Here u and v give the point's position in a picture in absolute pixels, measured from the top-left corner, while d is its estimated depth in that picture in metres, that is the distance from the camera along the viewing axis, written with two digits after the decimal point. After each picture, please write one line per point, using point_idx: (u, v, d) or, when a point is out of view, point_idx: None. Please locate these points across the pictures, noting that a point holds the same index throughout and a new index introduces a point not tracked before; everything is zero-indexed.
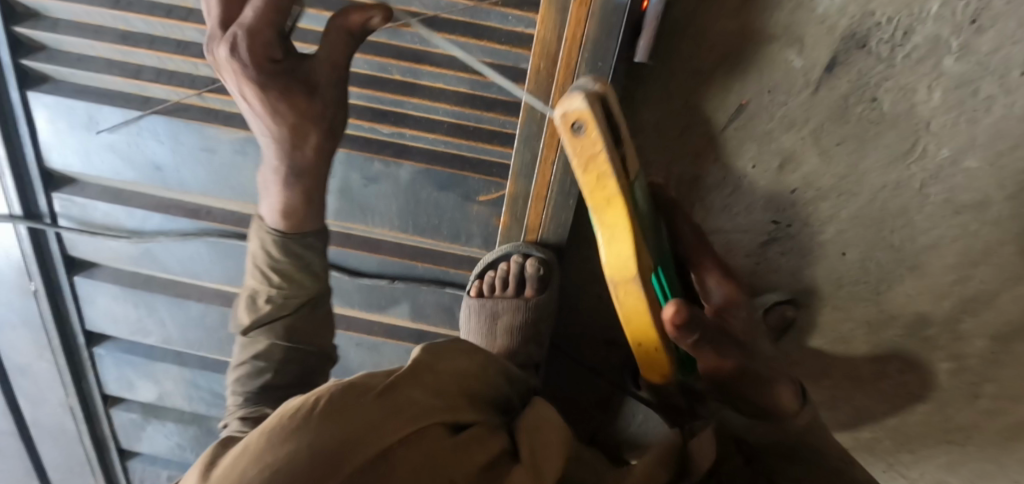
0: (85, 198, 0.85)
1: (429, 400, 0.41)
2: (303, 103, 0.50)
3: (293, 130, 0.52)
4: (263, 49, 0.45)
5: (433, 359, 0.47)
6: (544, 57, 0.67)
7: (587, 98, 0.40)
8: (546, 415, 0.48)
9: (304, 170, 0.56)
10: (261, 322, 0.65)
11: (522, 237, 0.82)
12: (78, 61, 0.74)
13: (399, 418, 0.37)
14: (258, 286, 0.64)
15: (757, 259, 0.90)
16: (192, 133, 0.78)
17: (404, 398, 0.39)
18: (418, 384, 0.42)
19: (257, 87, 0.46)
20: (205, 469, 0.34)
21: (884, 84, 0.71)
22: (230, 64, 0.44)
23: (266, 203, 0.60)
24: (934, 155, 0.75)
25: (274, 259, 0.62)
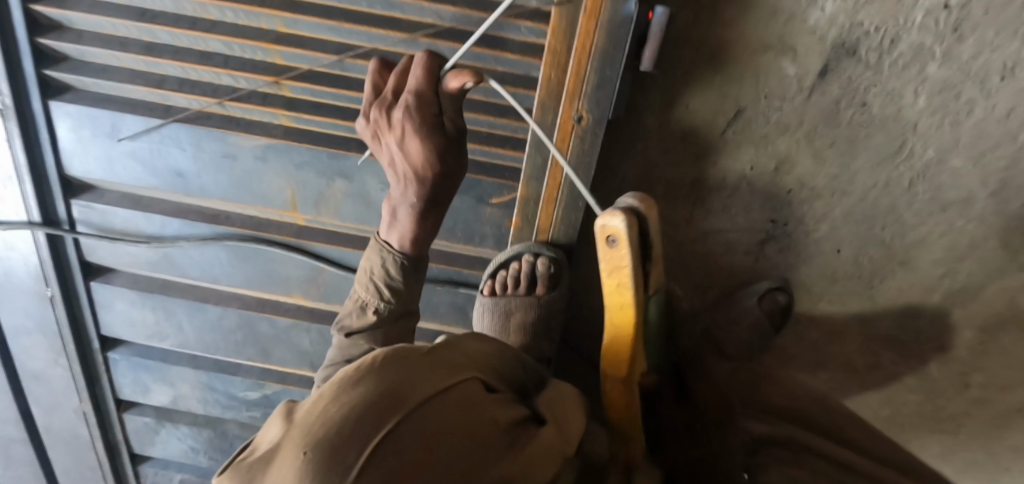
0: (104, 204, 0.87)
1: (465, 365, 0.44)
2: (440, 142, 0.63)
3: (428, 172, 0.65)
4: (424, 106, 0.59)
5: (457, 338, 0.50)
6: (555, 66, 0.70)
7: (626, 218, 0.45)
8: (567, 393, 0.51)
9: (432, 200, 0.68)
10: (365, 330, 0.78)
11: (534, 237, 0.84)
12: (101, 71, 0.76)
13: (448, 370, 0.39)
14: (370, 298, 0.77)
15: (756, 257, 0.93)
16: (214, 140, 0.80)
17: (445, 358, 0.42)
18: (453, 352, 0.45)
19: (416, 135, 0.61)
20: (284, 415, 0.34)
21: (872, 89, 0.76)
22: (401, 119, 0.60)
23: (394, 231, 0.74)
24: (922, 155, 0.80)
25: (393, 281, 0.76)
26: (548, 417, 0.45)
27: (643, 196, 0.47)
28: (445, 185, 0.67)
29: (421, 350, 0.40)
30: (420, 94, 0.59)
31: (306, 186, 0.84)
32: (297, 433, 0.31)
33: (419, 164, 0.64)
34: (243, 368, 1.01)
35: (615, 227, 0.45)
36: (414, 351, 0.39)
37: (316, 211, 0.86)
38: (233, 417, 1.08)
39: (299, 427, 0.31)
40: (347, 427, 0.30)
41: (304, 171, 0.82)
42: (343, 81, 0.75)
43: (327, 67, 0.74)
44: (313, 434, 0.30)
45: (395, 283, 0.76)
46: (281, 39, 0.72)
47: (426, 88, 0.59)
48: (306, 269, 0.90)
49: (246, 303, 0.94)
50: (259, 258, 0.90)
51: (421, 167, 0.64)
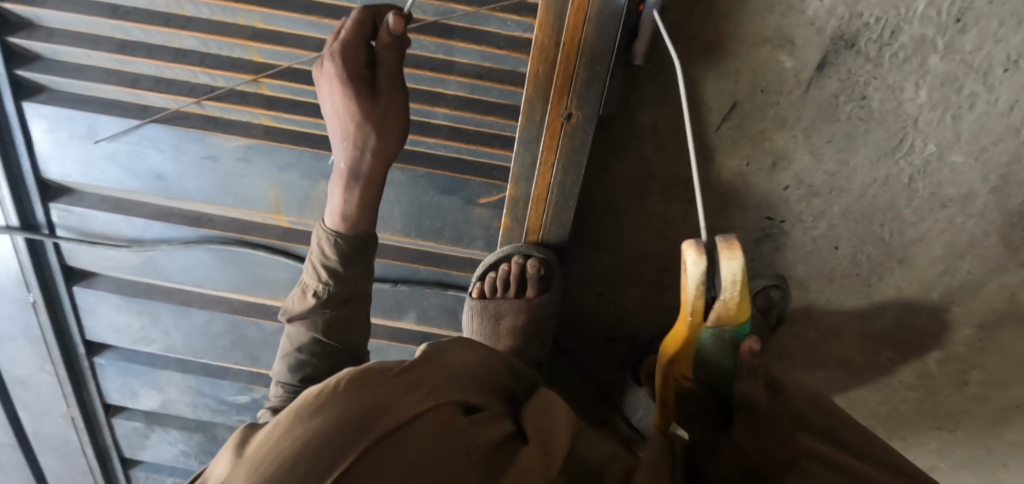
0: (84, 208, 0.84)
1: (441, 383, 0.42)
2: (365, 103, 0.58)
3: (355, 132, 0.60)
4: (351, 57, 0.55)
5: (439, 350, 0.48)
6: (543, 61, 0.68)
7: (692, 257, 0.53)
8: (556, 400, 0.49)
9: (361, 174, 0.65)
10: (305, 315, 0.73)
11: (523, 237, 0.82)
12: (74, 71, 0.74)
13: (417, 395, 0.38)
14: (310, 280, 0.72)
15: (752, 255, 0.91)
16: (194, 141, 0.78)
17: (418, 378, 0.40)
18: (429, 369, 0.43)
19: (339, 86, 0.56)
20: (238, 447, 0.34)
21: (872, 83, 0.73)
22: (329, 66, 0.55)
23: (330, 204, 0.70)
24: (921, 151, 0.78)
25: (331, 261, 0.71)
26: (533, 433, 0.43)
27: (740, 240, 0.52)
28: (378, 153, 0.63)
29: (389, 373, 0.39)
30: (344, 47, 0.54)
31: (290, 188, 0.81)
32: (245, 469, 0.31)
33: (345, 121, 0.60)
34: (231, 372, 1.00)
35: (724, 266, 0.52)
36: (380, 378, 0.38)
37: (301, 214, 0.84)
38: (223, 421, 1.06)
39: (248, 464, 0.31)
40: (296, 469, 0.30)
41: (288, 173, 0.80)
42: None
43: (307, 64, 0.72)
44: (260, 473, 0.30)
45: (332, 264, 0.71)
46: (259, 35, 0.69)
47: (353, 41, 0.55)
48: (292, 272, 0.88)
49: (233, 307, 0.93)
50: (244, 261, 0.88)
51: (344, 117, 0.59)
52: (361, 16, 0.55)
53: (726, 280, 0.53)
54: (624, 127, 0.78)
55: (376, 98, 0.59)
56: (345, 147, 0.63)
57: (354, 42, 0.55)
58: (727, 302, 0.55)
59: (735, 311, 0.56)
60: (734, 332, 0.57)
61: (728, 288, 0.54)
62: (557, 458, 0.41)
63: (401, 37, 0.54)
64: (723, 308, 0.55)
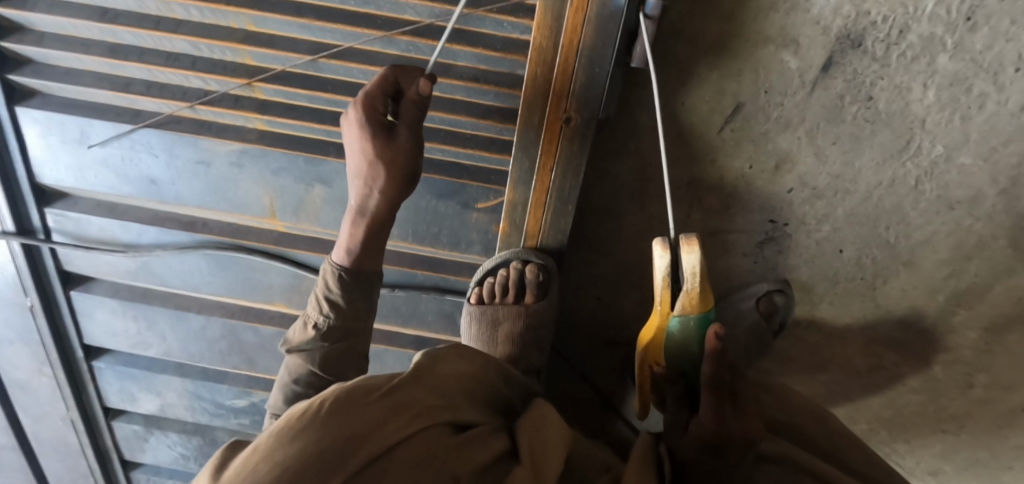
0: (78, 213, 0.84)
1: (429, 402, 0.42)
2: (381, 145, 0.64)
3: (367, 170, 0.67)
4: (373, 106, 0.62)
5: (432, 362, 0.47)
6: (541, 64, 0.66)
7: (658, 247, 0.55)
8: (548, 414, 0.49)
9: (369, 212, 0.71)
10: (304, 346, 0.76)
11: (522, 243, 0.81)
12: (65, 75, 0.73)
13: (402, 419, 0.37)
14: (312, 312, 0.76)
15: (755, 258, 0.90)
16: (187, 145, 0.77)
17: (405, 397, 0.40)
18: (419, 386, 0.43)
19: (360, 128, 0.63)
20: (215, 471, 0.34)
21: (879, 83, 0.72)
22: (355, 111, 0.63)
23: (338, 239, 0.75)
24: (929, 153, 0.76)
25: (333, 293, 0.75)
26: (524, 453, 0.42)
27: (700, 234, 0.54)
28: (385, 194, 0.69)
29: (374, 392, 0.38)
30: (367, 98, 0.61)
31: (285, 193, 0.80)
32: None
33: (359, 159, 0.66)
34: (230, 376, 0.99)
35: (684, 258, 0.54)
36: (365, 399, 0.37)
37: (296, 219, 0.83)
38: (223, 424, 1.06)
39: None
40: None
41: (282, 178, 0.79)
42: (318, 82, 0.72)
43: (300, 67, 0.71)
44: None
45: (334, 297, 0.75)
46: (250, 38, 0.68)
47: (375, 93, 0.62)
48: (289, 277, 0.88)
49: (230, 312, 0.92)
50: (240, 266, 0.87)
51: (361, 156, 0.66)
52: (387, 74, 0.62)
53: (687, 273, 0.55)
54: (624, 129, 0.76)
55: (390, 142, 0.65)
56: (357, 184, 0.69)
57: (376, 95, 0.62)
58: (689, 294, 0.56)
59: (696, 303, 0.56)
60: (699, 324, 0.57)
61: (690, 280, 0.55)
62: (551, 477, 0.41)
63: (426, 97, 0.62)
64: (686, 301, 0.56)
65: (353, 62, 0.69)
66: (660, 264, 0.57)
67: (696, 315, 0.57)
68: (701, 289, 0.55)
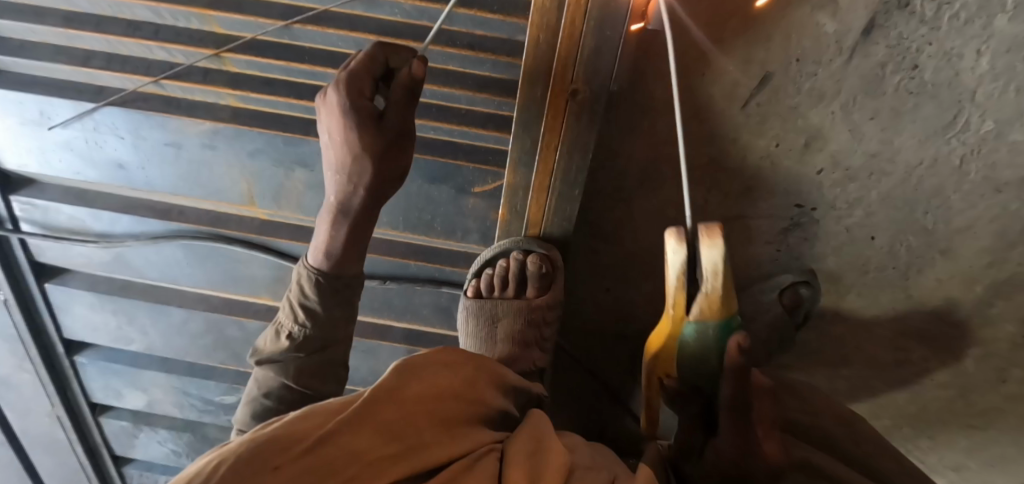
0: (46, 201, 0.77)
1: (376, 449, 0.35)
2: (367, 136, 0.56)
3: (351, 165, 0.60)
4: (359, 90, 0.53)
5: (400, 382, 0.41)
6: (544, 29, 0.57)
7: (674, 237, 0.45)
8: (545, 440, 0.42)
9: (350, 210, 0.65)
10: (276, 359, 0.69)
11: (523, 231, 0.76)
12: (18, 48, 0.66)
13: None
14: (286, 321, 0.70)
15: (778, 247, 0.81)
16: (155, 126, 0.70)
17: (338, 451, 0.33)
18: (370, 424, 0.36)
19: (341, 113, 0.54)
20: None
21: (926, 49, 0.63)
22: (333, 96, 0.53)
23: (314, 242, 0.69)
24: (975, 129, 0.67)
25: (310, 300, 0.69)
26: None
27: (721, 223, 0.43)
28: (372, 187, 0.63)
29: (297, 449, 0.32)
30: (353, 86, 0.53)
31: (263, 178, 0.74)
32: None
33: (341, 151, 0.59)
34: (218, 371, 0.95)
35: (704, 256, 0.43)
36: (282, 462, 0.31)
37: (277, 205, 0.77)
38: (213, 421, 1.01)
39: None
40: None
41: (259, 160, 0.72)
42: (294, 53, 0.65)
43: (274, 35, 0.63)
44: None
45: (311, 304, 0.69)
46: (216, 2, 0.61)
47: (360, 77, 0.53)
48: (271, 268, 0.82)
49: (213, 305, 0.86)
50: (221, 257, 0.81)
51: (344, 146, 0.58)
52: (373, 53, 0.53)
53: (704, 270, 0.43)
54: (635, 104, 0.69)
55: (380, 132, 0.57)
56: (337, 178, 0.62)
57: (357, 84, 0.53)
58: (707, 297, 0.45)
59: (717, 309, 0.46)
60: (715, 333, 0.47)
61: (710, 280, 0.44)
62: None
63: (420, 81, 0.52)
64: (703, 305, 0.46)
65: (332, 28, 0.62)
66: (675, 258, 0.46)
67: (717, 323, 0.47)
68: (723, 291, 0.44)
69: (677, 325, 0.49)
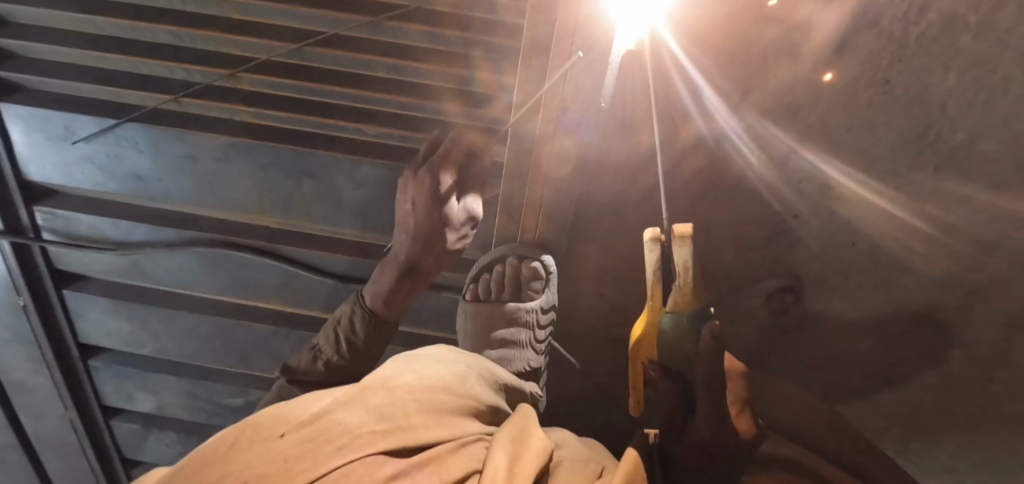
0: (67, 211, 0.82)
1: (368, 425, 0.36)
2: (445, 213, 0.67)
3: (426, 236, 0.68)
4: (445, 177, 0.64)
5: (390, 374, 0.42)
6: (536, 48, 0.60)
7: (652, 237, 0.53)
8: (530, 436, 0.43)
9: (413, 266, 0.71)
10: (306, 379, 0.73)
11: (519, 237, 0.83)
12: (48, 68, 0.70)
13: (316, 453, 0.32)
14: (325, 348, 0.73)
15: (763, 252, 0.85)
16: (172, 140, 0.75)
17: (333, 424, 0.35)
18: (359, 405, 0.37)
19: (430, 196, 0.64)
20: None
21: (896, 66, 0.66)
22: (427, 179, 0.63)
23: (372, 285, 0.73)
24: (948, 140, 0.66)
25: (357, 336, 0.73)
26: (504, 463, 0.37)
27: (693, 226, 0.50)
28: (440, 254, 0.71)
29: (295, 421, 0.35)
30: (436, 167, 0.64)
31: (272, 189, 0.78)
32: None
33: (421, 224, 0.67)
34: (226, 374, 0.98)
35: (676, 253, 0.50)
36: (282, 431, 0.33)
37: (286, 215, 0.81)
38: (220, 423, 1.05)
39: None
40: None
41: (269, 173, 0.77)
42: (307, 73, 0.70)
43: (286, 57, 0.68)
44: None
45: (357, 338, 0.73)
46: (233, 26, 0.66)
47: (445, 168, 0.64)
48: (280, 275, 0.86)
49: (223, 309, 0.91)
50: (232, 264, 0.86)
51: (424, 219, 0.66)
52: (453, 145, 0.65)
53: (676, 266, 0.51)
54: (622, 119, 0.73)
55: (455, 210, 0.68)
56: (412, 243, 0.69)
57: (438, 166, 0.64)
58: (681, 288, 0.51)
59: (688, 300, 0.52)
60: (692, 321, 0.51)
61: (681, 275, 0.51)
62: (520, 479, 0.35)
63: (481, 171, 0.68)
64: (677, 298, 0.52)
65: (339, 49, 0.67)
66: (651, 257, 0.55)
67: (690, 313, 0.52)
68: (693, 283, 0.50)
69: (654, 315, 0.55)
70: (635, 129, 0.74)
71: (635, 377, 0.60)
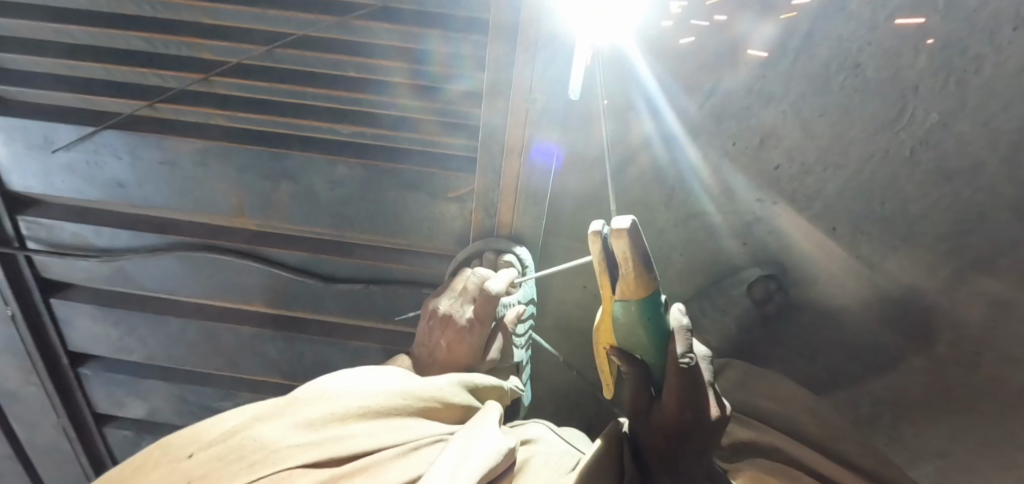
0: (50, 220, 0.82)
1: (290, 439, 0.38)
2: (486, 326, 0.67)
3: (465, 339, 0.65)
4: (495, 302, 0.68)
5: (332, 385, 0.45)
6: (501, 44, 0.61)
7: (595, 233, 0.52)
8: (487, 432, 0.44)
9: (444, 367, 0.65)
10: None
11: (495, 231, 0.81)
12: (25, 79, 0.71)
13: (224, 472, 0.35)
14: None
15: (744, 241, 0.84)
16: (150, 147, 0.75)
17: (249, 441, 0.38)
18: (284, 420, 0.40)
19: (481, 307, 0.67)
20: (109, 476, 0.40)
21: (866, 49, 0.65)
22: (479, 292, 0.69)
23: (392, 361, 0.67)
24: (924, 122, 0.66)
25: None
26: (454, 461, 0.39)
27: (634, 220, 0.47)
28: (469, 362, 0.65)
29: (207, 441, 0.38)
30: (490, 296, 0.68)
31: (251, 191, 0.79)
32: None
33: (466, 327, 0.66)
34: (216, 379, 0.99)
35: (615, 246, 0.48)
36: (187, 452, 0.37)
37: (265, 217, 0.82)
38: None
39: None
40: None
41: (246, 176, 0.78)
42: (275, 75, 0.70)
43: (257, 59, 0.69)
44: None
45: None
46: (204, 32, 0.67)
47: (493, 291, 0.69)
48: (262, 276, 0.87)
49: (209, 314, 0.91)
50: (214, 267, 0.86)
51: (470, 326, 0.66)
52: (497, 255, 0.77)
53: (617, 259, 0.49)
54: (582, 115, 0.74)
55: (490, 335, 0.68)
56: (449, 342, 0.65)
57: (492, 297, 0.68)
58: (625, 278, 0.50)
59: (637, 288, 0.50)
60: (643, 310, 0.50)
61: (624, 264, 0.49)
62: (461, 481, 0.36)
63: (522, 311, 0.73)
64: (624, 287, 0.51)
65: (309, 50, 0.67)
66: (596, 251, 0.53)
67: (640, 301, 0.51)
68: (636, 274, 0.49)
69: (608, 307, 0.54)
70: (590, 124, 0.75)
71: (603, 365, 0.59)
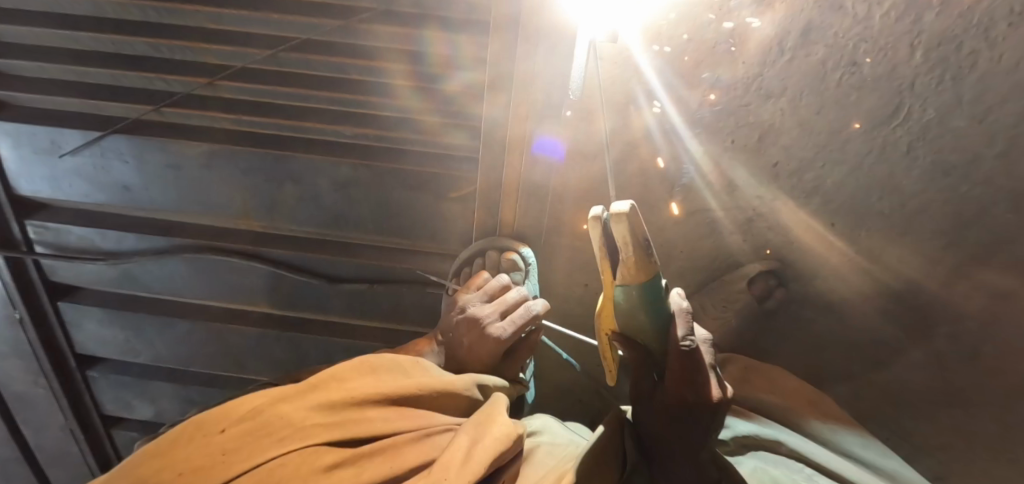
0: (58, 223, 0.83)
1: (313, 418, 0.42)
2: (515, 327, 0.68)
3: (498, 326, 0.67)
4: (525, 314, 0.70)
5: (347, 375, 0.48)
6: (501, 49, 0.61)
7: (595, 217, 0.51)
8: (495, 418, 0.48)
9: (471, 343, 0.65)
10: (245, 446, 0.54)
11: (498, 230, 0.82)
12: (32, 85, 0.72)
13: (255, 446, 0.38)
14: None
15: (744, 236, 0.85)
16: (155, 150, 0.76)
17: (276, 419, 0.41)
18: (306, 402, 0.43)
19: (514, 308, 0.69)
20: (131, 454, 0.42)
21: (863, 46, 0.64)
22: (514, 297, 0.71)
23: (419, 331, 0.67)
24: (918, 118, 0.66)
25: None
26: (464, 445, 0.44)
27: (633, 202, 0.47)
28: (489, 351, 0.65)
29: (237, 417, 0.41)
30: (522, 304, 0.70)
31: (256, 193, 0.80)
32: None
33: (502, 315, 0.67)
34: (222, 379, 1.00)
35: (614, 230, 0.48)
36: (217, 428, 0.40)
37: (270, 217, 0.83)
38: None
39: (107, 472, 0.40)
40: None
41: (250, 177, 0.79)
42: (281, 77, 0.72)
43: (265, 64, 0.70)
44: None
45: None
46: (210, 36, 0.68)
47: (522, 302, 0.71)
48: (266, 278, 0.88)
49: (215, 314, 0.93)
50: (219, 268, 0.87)
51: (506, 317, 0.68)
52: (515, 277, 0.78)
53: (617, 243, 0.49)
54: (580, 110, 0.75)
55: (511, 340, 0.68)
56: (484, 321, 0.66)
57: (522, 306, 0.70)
58: (624, 263, 0.50)
59: (635, 271, 0.50)
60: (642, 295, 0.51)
61: (624, 248, 0.49)
62: (472, 463, 0.41)
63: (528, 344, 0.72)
64: (624, 271, 0.51)
65: (315, 54, 0.68)
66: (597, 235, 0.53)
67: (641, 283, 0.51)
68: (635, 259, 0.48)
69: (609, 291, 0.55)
70: (590, 121, 0.76)
71: (605, 349, 0.60)
